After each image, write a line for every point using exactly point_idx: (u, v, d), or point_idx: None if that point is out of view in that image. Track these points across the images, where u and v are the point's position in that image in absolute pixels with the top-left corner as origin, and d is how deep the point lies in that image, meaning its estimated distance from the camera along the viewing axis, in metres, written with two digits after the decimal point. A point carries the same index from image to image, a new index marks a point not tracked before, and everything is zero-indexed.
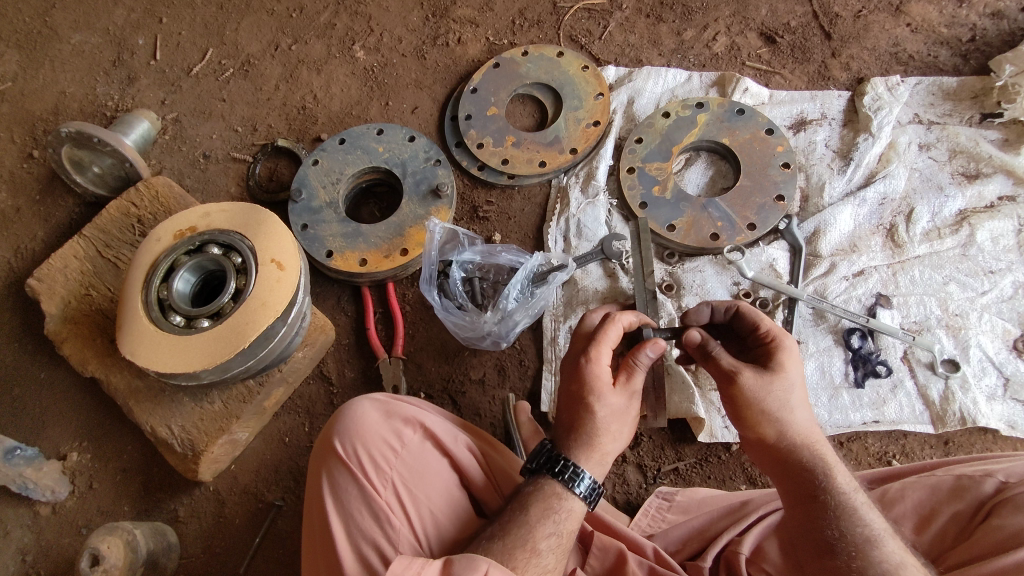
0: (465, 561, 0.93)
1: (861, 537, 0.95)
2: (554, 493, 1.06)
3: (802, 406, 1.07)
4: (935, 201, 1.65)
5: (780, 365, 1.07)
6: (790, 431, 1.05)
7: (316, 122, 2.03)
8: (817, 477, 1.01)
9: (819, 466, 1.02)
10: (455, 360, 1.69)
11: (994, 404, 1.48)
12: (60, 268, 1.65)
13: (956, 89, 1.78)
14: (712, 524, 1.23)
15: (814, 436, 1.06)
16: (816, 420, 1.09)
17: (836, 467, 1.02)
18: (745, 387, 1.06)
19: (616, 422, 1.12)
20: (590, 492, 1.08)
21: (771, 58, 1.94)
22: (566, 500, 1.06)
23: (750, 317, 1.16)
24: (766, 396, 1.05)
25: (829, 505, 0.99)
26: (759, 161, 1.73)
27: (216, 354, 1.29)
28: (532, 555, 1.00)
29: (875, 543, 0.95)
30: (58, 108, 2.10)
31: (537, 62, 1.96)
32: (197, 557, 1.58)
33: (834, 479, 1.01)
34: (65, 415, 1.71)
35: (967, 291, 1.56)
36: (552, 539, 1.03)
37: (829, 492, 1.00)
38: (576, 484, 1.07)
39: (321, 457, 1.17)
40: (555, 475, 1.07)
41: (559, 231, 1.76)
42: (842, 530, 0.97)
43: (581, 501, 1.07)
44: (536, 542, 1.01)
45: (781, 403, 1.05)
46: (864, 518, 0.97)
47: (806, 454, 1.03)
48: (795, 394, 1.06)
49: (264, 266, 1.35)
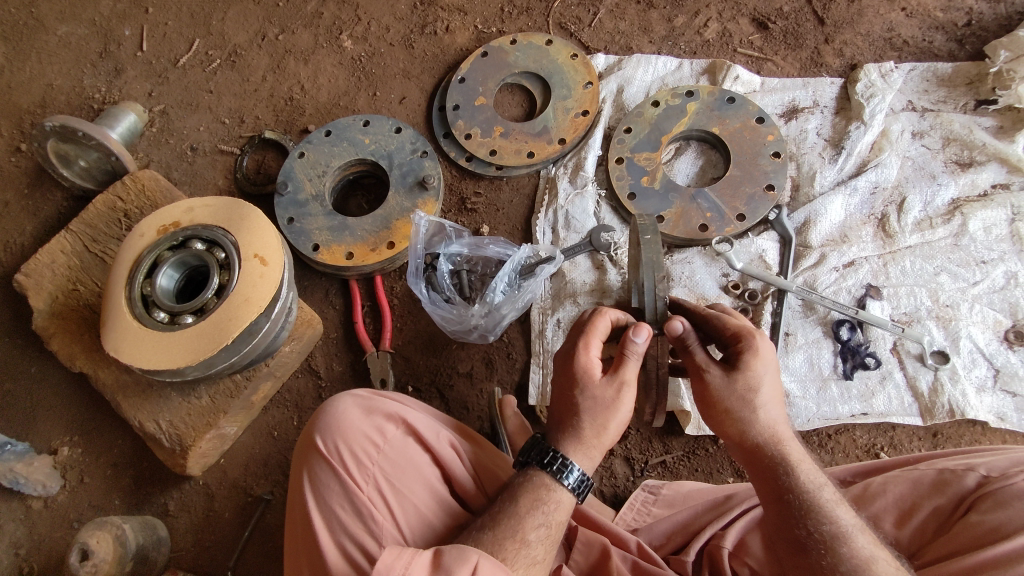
0: (454, 552, 0.88)
1: (828, 534, 0.95)
2: (543, 483, 1.05)
3: (770, 404, 1.08)
4: (928, 189, 1.62)
5: (746, 365, 1.05)
6: (756, 429, 1.07)
7: (303, 114, 2.01)
8: (781, 476, 1.03)
9: (783, 465, 1.03)
10: (443, 354, 1.69)
11: (983, 395, 1.47)
12: (48, 263, 1.64)
13: (951, 75, 1.75)
14: (695, 518, 1.23)
15: (779, 435, 1.07)
16: (786, 417, 1.10)
17: (801, 465, 1.04)
18: (711, 386, 1.07)
19: (603, 415, 1.08)
20: (578, 485, 1.07)
21: (763, 44, 1.91)
22: (554, 491, 1.04)
23: (715, 320, 1.12)
24: (729, 396, 1.06)
25: (795, 504, 1.00)
26: (749, 150, 1.70)
27: (198, 351, 1.28)
28: (522, 546, 0.97)
29: (844, 539, 0.94)
30: (45, 101, 2.08)
31: (525, 50, 1.93)
32: (188, 550, 1.59)
33: (797, 476, 1.02)
34: (55, 410, 1.72)
35: (959, 281, 1.54)
36: (541, 530, 1.00)
37: (794, 491, 1.01)
38: (566, 476, 1.05)
39: (301, 455, 1.14)
40: (544, 466, 1.06)
41: (547, 222, 1.74)
42: (810, 528, 0.97)
43: (569, 493, 1.06)
44: (525, 532, 0.99)
45: (744, 402, 1.06)
46: (833, 515, 0.97)
47: (771, 454, 1.05)
48: (761, 392, 1.06)
49: (247, 261, 1.34)
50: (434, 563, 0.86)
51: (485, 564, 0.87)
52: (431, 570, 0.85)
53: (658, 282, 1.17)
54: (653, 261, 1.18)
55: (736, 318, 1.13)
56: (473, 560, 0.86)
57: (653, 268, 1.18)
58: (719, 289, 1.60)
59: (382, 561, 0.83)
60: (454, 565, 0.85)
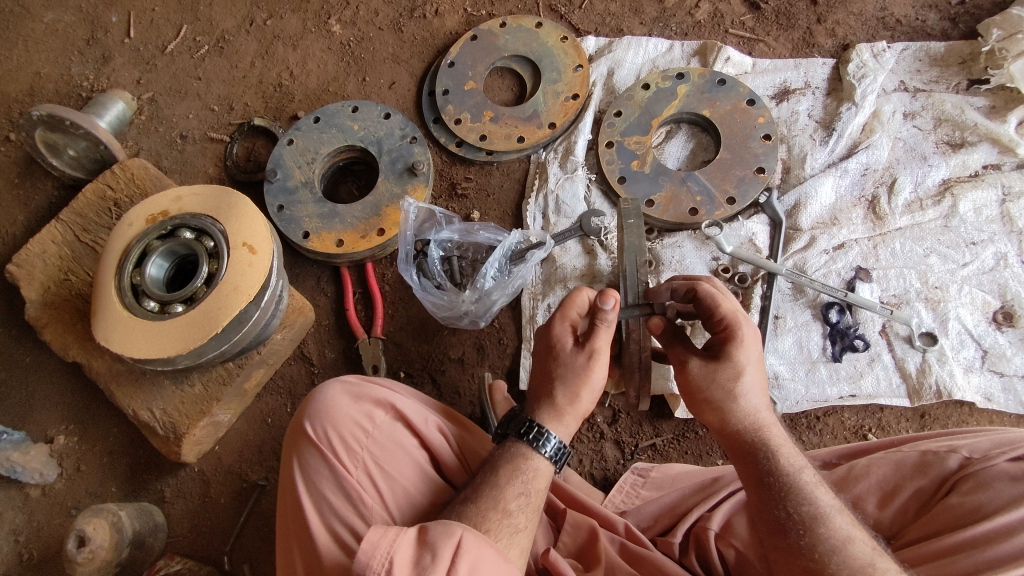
0: (439, 527, 0.88)
1: (806, 515, 0.96)
2: (521, 453, 1.06)
3: (752, 391, 1.09)
4: (919, 170, 1.62)
5: (728, 356, 1.07)
6: (735, 417, 1.09)
7: (292, 100, 1.99)
8: (762, 460, 1.04)
9: (763, 449, 1.05)
10: (434, 340, 1.69)
11: (971, 376, 1.48)
12: (39, 253, 1.64)
13: (943, 54, 1.74)
14: (683, 500, 1.24)
15: (761, 421, 1.09)
16: (768, 404, 1.12)
17: (781, 450, 1.05)
18: (693, 376, 1.10)
19: (575, 383, 1.10)
20: (556, 453, 1.08)
21: (755, 26, 1.89)
22: (532, 459, 1.06)
23: (706, 299, 1.11)
24: (710, 386, 1.08)
25: (775, 486, 1.01)
26: (739, 132, 1.69)
27: (189, 340, 1.28)
28: (503, 516, 0.98)
29: (822, 520, 0.95)
30: (33, 89, 2.07)
31: (515, 34, 1.91)
32: (185, 536, 1.61)
33: (777, 459, 1.03)
34: (50, 399, 1.73)
35: (948, 263, 1.54)
36: (521, 498, 1.01)
37: (774, 474, 1.02)
38: (543, 444, 1.07)
39: (291, 442, 1.15)
40: (520, 435, 1.08)
41: (537, 208, 1.74)
42: (789, 509, 0.98)
43: (547, 461, 1.07)
44: (506, 502, 1.00)
45: (726, 392, 1.08)
46: (811, 497, 0.98)
47: (751, 440, 1.07)
48: (743, 380, 1.08)
49: (236, 249, 1.34)
50: (419, 539, 0.86)
51: (469, 536, 0.87)
52: (417, 547, 0.84)
53: (641, 266, 1.21)
54: (633, 245, 1.23)
55: (727, 300, 1.11)
56: (457, 535, 0.86)
57: (635, 252, 1.22)
58: (709, 272, 1.60)
59: (365, 542, 0.82)
60: (439, 539, 0.85)
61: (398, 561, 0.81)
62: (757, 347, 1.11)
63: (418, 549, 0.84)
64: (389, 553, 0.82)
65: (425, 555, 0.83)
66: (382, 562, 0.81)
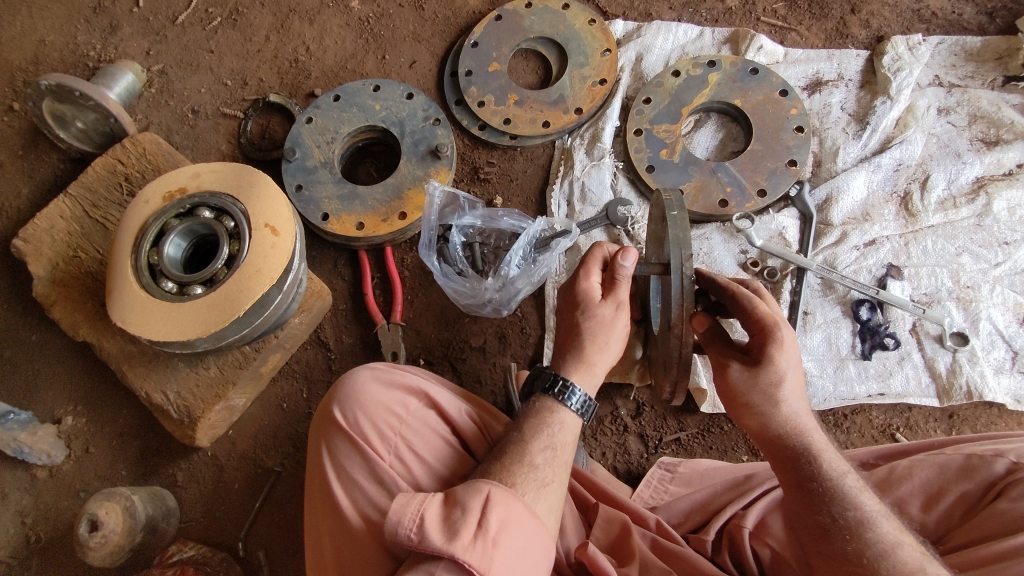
0: (468, 486, 0.92)
1: (852, 520, 0.94)
2: (546, 407, 1.07)
3: (793, 397, 1.07)
4: (952, 167, 1.59)
5: (769, 360, 1.04)
6: (776, 422, 1.06)
7: (309, 77, 1.93)
8: (804, 465, 1.02)
9: (805, 454, 1.03)
10: (455, 327, 1.66)
11: (1000, 377, 1.46)
12: (46, 228, 1.58)
13: (979, 49, 1.71)
14: (714, 498, 1.22)
15: (802, 426, 1.07)
16: (808, 408, 1.09)
17: (824, 454, 1.02)
18: (733, 380, 1.07)
19: (602, 334, 1.10)
20: (582, 407, 1.09)
21: (787, 14, 1.85)
22: (557, 412, 1.07)
23: (744, 302, 1.06)
24: (750, 391, 1.06)
25: (819, 491, 0.98)
26: (771, 123, 1.66)
27: (209, 323, 1.24)
28: (529, 470, 0.97)
29: (868, 525, 0.93)
30: (37, 58, 1.99)
31: (541, 15, 1.85)
32: (198, 521, 1.58)
33: (820, 465, 1.01)
34: (57, 379, 1.68)
35: (980, 262, 1.52)
36: (547, 452, 1.01)
37: (817, 479, 0.99)
38: (569, 398, 1.07)
39: (319, 429, 1.12)
40: (546, 391, 1.08)
41: (562, 195, 1.70)
42: (834, 514, 0.95)
43: (573, 414, 1.08)
44: (532, 456, 0.99)
45: (765, 397, 1.06)
46: (856, 502, 0.96)
47: (793, 445, 1.04)
48: (784, 386, 1.05)
49: (258, 230, 1.29)
50: (448, 500, 0.90)
51: (496, 491, 0.90)
52: (446, 505, 0.89)
53: (685, 262, 1.04)
54: (679, 238, 1.06)
55: (764, 302, 1.07)
56: (485, 491, 0.90)
57: (678, 247, 1.05)
58: (738, 266, 1.58)
59: (396, 503, 0.88)
60: (466, 497, 0.90)
61: (426, 519, 0.87)
62: (796, 350, 1.07)
63: (447, 507, 0.89)
64: (418, 512, 0.87)
65: (453, 512, 0.88)
66: (412, 519, 0.87)
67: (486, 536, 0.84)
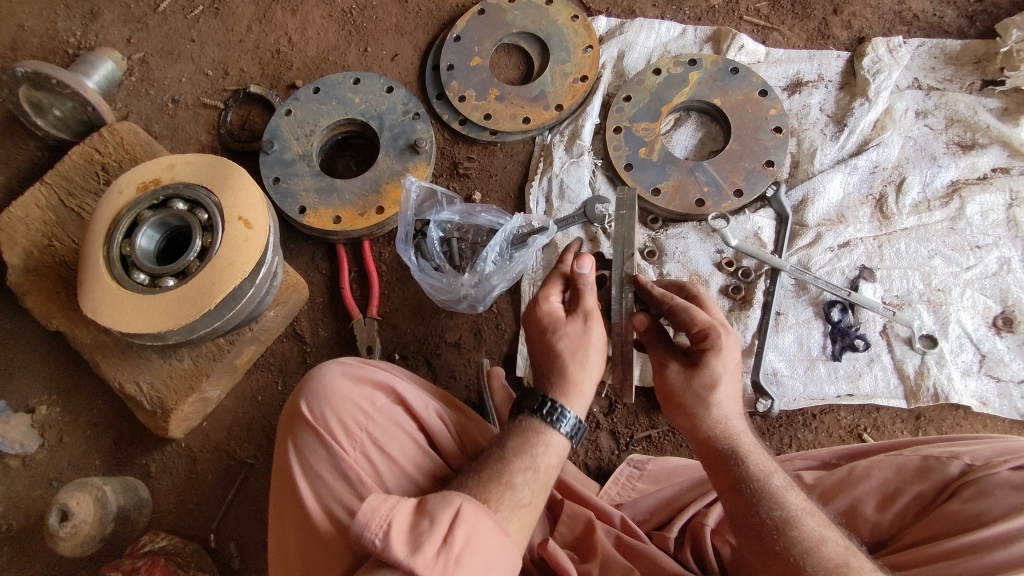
0: (440, 496, 0.88)
1: (779, 519, 0.95)
2: (533, 428, 1.04)
3: (727, 400, 1.08)
4: (928, 170, 1.60)
5: (705, 366, 1.05)
6: (707, 425, 1.07)
7: (291, 68, 1.92)
8: (732, 467, 1.02)
9: (733, 456, 1.03)
10: (431, 322, 1.66)
11: (968, 380, 1.48)
12: (21, 217, 1.57)
13: (958, 53, 1.71)
14: (680, 495, 1.24)
15: (731, 428, 1.07)
16: (740, 411, 1.11)
17: (751, 455, 1.03)
18: (672, 381, 1.09)
19: (578, 350, 1.08)
20: (572, 430, 1.05)
21: (770, 13, 1.85)
22: (546, 435, 1.03)
23: (682, 313, 1.07)
24: (685, 392, 1.08)
25: (747, 492, 0.99)
26: (750, 123, 1.66)
27: (180, 315, 1.24)
28: (506, 489, 0.94)
29: (794, 523, 0.94)
30: (15, 43, 1.97)
31: (524, 9, 1.84)
32: (170, 511, 1.59)
33: (747, 466, 1.01)
34: (32, 368, 1.68)
35: (952, 266, 1.53)
36: (527, 473, 0.97)
37: (745, 480, 1.00)
38: (560, 421, 1.04)
39: (288, 424, 1.12)
40: (538, 414, 1.04)
41: (541, 191, 1.70)
42: (763, 515, 0.96)
43: (564, 438, 1.04)
44: (511, 476, 0.96)
45: (700, 399, 1.07)
46: (782, 501, 0.96)
47: (722, 447, 1.05)
48: (718, 390, 1.06)
49: (231, 223, 1.29)
50: (418, 507, 0.86)
51: (468, 506, 0.86)
52: (415, 514, 0.85)
53: (626, 260, 1.13)
54: (622, 236, 1.14)
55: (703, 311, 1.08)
56: (456, 504, 0.86)
57: (621, 246, 1.13)
58: (713, 265, 1.59)
59: (366, 504, 0.85)
60: (437, 506, 0.85)
61: (394, 525, 0.83)
62: (736, 355, 1.08)
63: (416, 516, 0.85)
64: (387, 517, 0.83)
65: (422, 522, 0.84)
66: (379, 524, 0.83)
67: (449, 552, 0.80)
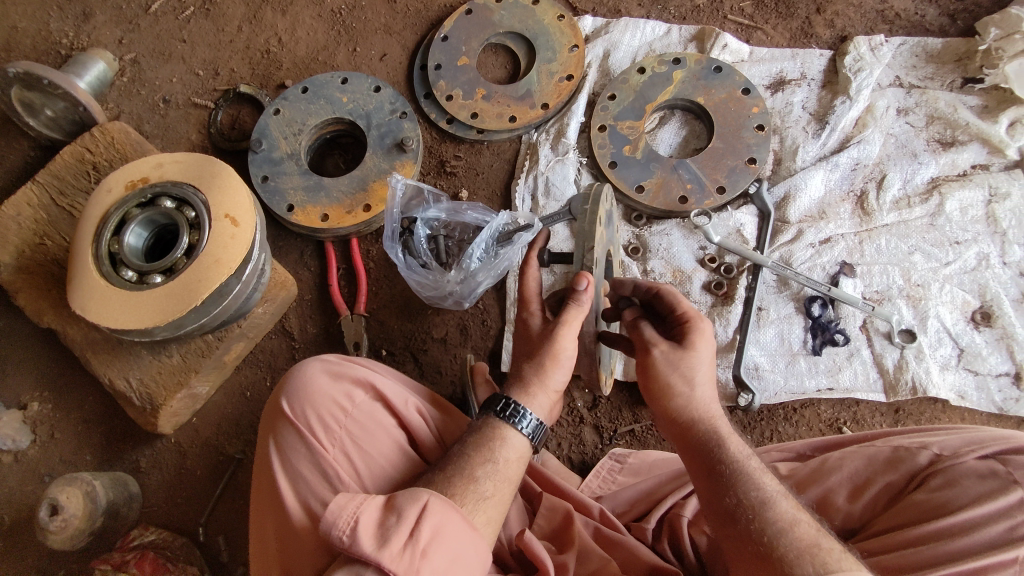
0: (408, 492, 0.91)
1: (755, 500, 0.95)
2: (493, 426, 1.05)
3: (705, 384, 1.11)
4: (908, 167, 1.62)
5: (691, 345, 1.10)
6: (690, 407, 1.08)
7: (281, 68, 1.94)
8: (713, 450, 1.03)
9: (714, 440, 1.04)
10: (418, 319, 1.68)
11: (946, 373, 1.50)
12: (12, 215, 1.59)
13: (939, 51, 1.73)
14: (659, 487, 1.26)
15: (711, 412, 1.09)
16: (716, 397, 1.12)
17: (731, 440, 1.04)
18: (655, 360, 1.10)
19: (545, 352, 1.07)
20: (533, 430, 1.06)
21: (754, 12, 1.87)
22: (506, 433, 1.04)
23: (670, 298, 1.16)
24: (669, 372, 1.09)
25: (726, 475, 1.00)
26: (733, 121, 1.68)
27: (166, 311, 1.26)
28: (469, 483, 0.97)
29: (769, 504, 0.95)
30: (8, 44, 1.99)
31: (511, 9, 1.86)
32: (159, 506, 1.61)
33: (727, 449, 1.02)
34: (24, 365, 1.70)
35: (931, 261, 1.55)
36: (487, 466, 1.00)
37: (724, 463, 1.01)
38: (520, 421, 1.05)
39: (269, 418, 1.14)
40: (498, 413, 1.06)
41: (526, 189, 1.72)
42: (739, 496, 0.96)
43: (524, 438, 1.05)
44: (473, 470, 0.98)
45: (683, 379, 1.09)
46: (758, 483, 0.97)
47: (703, 430, 1.06)
48: (700, 372, 1.09)
49: (217, 221, 1.31)
50: (387, 504, 0.89)
51: (435, 501, 0.89)
52: (383, 511, 0.88)
53: (587, 251, 1.10)
54: (583, 231, 1.13)
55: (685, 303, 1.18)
56: (423, 499, 0.88)
57: (583, 240, 1.12)
58: (696, 261, 1.61)
59: (334, 503, 0.87)
60: (404, 502, 0.88)
61: (362, 520, 0.86)
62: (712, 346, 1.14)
63: (384, 512, 0.88)
64: (354, 513, 0.86)
65: (389, 517, 0.86)
66: (347, 520, 0.85)
67: (416, 545, 0.84)
